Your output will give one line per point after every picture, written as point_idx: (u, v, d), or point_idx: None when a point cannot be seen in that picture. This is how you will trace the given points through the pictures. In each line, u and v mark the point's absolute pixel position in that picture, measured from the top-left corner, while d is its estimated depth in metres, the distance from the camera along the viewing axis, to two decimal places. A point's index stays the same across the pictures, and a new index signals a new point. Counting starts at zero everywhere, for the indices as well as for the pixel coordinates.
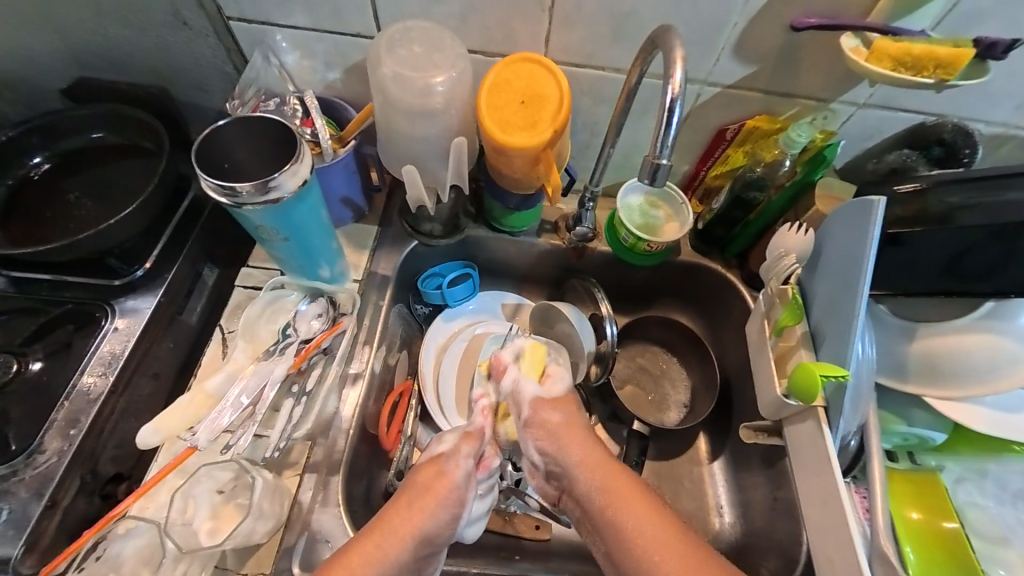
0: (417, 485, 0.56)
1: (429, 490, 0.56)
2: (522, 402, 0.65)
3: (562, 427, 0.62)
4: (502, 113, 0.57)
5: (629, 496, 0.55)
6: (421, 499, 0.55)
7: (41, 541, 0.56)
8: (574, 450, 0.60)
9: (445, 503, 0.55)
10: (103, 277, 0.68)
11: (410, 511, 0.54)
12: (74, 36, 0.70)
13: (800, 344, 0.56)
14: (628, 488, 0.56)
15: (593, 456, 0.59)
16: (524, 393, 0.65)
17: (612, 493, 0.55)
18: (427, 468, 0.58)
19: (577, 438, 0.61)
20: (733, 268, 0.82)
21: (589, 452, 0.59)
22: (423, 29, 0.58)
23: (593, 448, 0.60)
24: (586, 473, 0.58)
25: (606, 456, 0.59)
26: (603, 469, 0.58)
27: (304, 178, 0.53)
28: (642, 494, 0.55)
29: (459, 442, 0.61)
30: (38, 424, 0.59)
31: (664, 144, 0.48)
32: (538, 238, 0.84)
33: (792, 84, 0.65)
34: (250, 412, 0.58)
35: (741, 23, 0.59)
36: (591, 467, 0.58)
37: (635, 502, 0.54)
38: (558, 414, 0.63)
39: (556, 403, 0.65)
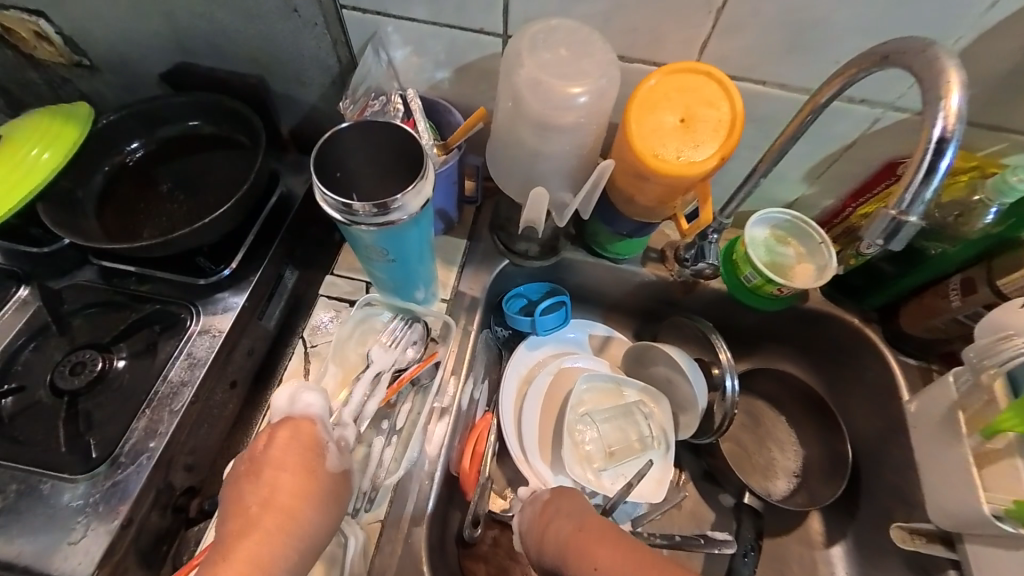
0: (287, 501, 0.45)
1: (302, 496, 0.45)
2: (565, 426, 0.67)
3: (539, 514, 0.55)
4: (655, 135, 0.48)
5: (595, 544, 0.48)
6: (295, 511, 0.44)
7: (116, 559, 0.52)
8: (551, 529, 0.52)
9: (326, 506, 0.46)
10: (191, 275, 0.65)
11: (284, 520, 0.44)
12: (181, 20, 0.66)
13: (1015, 452, 0.45)
14: (591, 537, 0.49)
15: (564, 531, 0.51)
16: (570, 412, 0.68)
17: (574, 545, 0.49)
18: (304, 464, 0.47)
19: (549, 507, 0.55)
20: (872, 324, 0.70)
21: (561, 525, 0.52)
22: (568, 29, 0.50)
23: (553, 511, 0.54)
24: (551, 538, 0.52)
25: (568, 504, 0.54)
26: (568, 529, 0.51)
27: (427, 198, 0.46)
28: (610, 541, 0.49)
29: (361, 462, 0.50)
30: (119, 430, 0.56)
31: (917, 197, 0.38)
32: (642, 267, 0.74)
33: (1009, 117, 0.53)
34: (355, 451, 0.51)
35: (969, 37, 0.47)
36: (566, 533, 0.51)
37: (598, 546, 0.48)
38: (536, 515, 0.55)
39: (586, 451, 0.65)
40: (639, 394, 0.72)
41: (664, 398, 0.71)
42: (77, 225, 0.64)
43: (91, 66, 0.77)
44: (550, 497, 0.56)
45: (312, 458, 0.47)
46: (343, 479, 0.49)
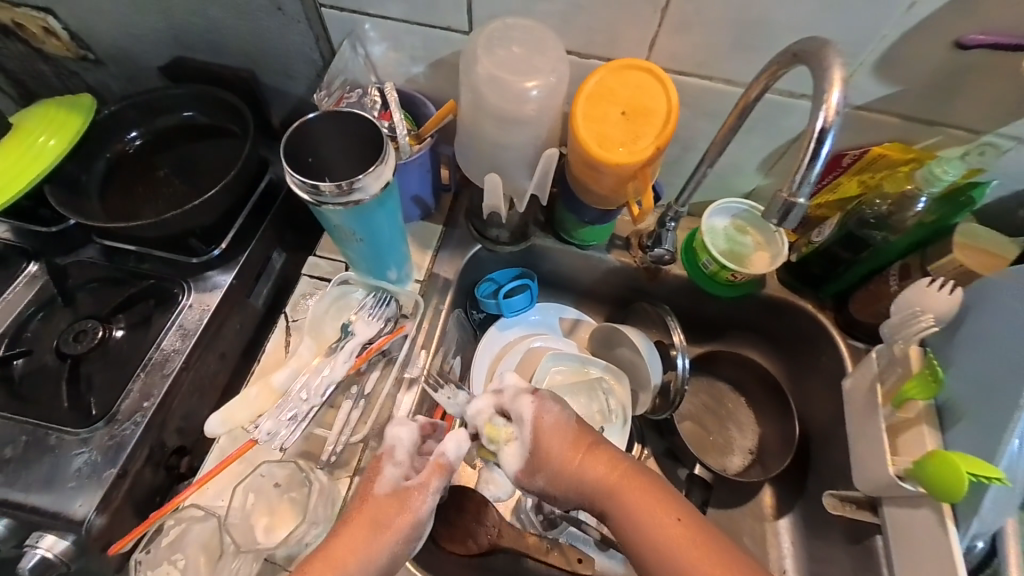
0: (375, 514, 0.51)
1: (384, 524, 0.50)
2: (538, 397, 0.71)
3: (570, 437, 0.57)
4: (602, 126, 0.52)
5: (637, 488, 0.54)
6: (376, 534, 0.50)
7: (111, 506, 0.58)
8: (580, 464, 0.56)
9: (404, 539, 0.50)
10: (184, 254, 0.70)
11: (360, 541, 0.50)
12: (178, 17, 0.71)
13: (924, 420, 0.49)
14: (638, 483, 0.54)
15: (603, 467, 0.56)
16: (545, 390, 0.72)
17: (619, 485, 0.55)
18: (388, 495, 0.52)
19: (582, 442, 0.57)
20: (826, 310, 0.72)
21: (597, 459, 0.56)
22: (524, 29, 0.54)
23: (587, 444, 0.57)
24: (593, 464, 0.56)
25: (604, 446, 0.58)
26: (608, 467, 0.56)
27: (387, 181, 0.51)
28: (654, 490, 0.54)
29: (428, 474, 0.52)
30: (116, 392, 0.62)
31: (805, 179, 0.41)
32: (608, 254, 0.78)
33: (943, 111, 0.55)
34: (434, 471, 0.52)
35: (892, 36, 0.50)
36: (604, 471, 0.55)
37: (642, 492, 0.54)
38: (555, 443, 0.56)
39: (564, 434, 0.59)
40: (604, 372, 0.75)
41: (625, 376, 0.74)
42: (80, 206, 0.70)
43: (97, 60, 0.83)
44: (577, 432, 0.58)
45: (394, 480, 0.52)
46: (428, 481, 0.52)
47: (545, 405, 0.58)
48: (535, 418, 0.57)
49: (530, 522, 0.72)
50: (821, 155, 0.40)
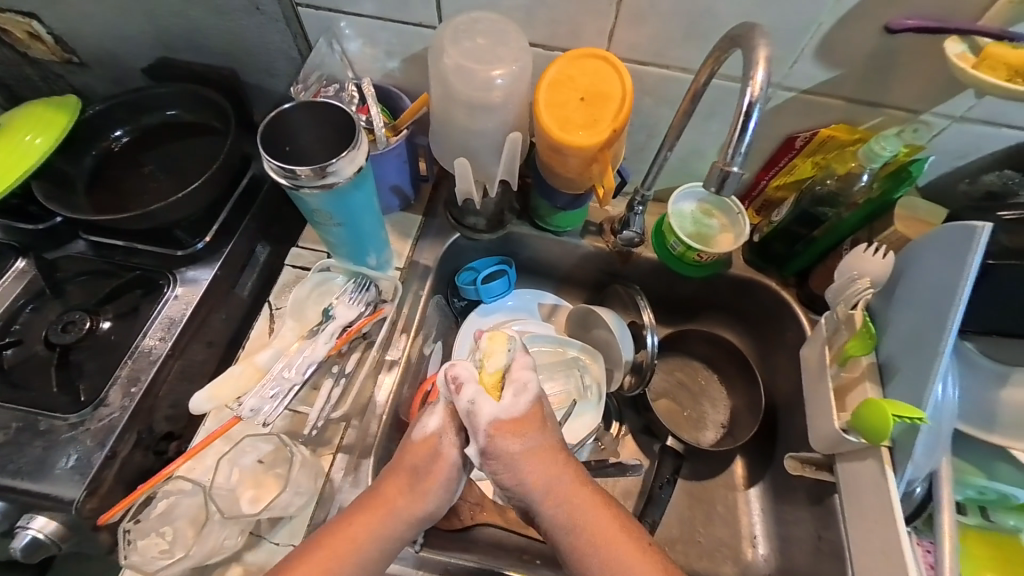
0: (412, 465, 0.54)
1: (429, 472, 0.54)
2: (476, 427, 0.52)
3: (525, 461, 0.53)
4: (562, 112, 0.57)
5: (610, 537, 0.52)
6: (425, 481, 0.53)
7: (102, 488, 0.60)
8: (557, 493, 0.53)
9: (447, 481, 0.54)
10: (169, 247, 0.73)
11: (409, 489, 0.53)
12: (160, 19, 0.74)
13: (866, 376, 0.54)
14: (612, 533, 0.52)
15: (572, 500, 0.53)
16: (481, 413, 0.52)
17: (594, 533, 0.52)
18: (419, 449, 0.54)
19: (561, 478, 0.54)
20: (790, 287, 0.76)
21: (562, 487, 0.54)
22: (488, 22, 0.58)
23: (567, 482, 0.54)
24: (556, 505, 0.53)
25: (572, 478, 0.54)
26: (586, 509, 0.53)
27: (360, 165, 0.54)
28: (621, 535, 0.52)
29: (446, 420, 0.55)
30: (105, 379, 0.64)
31: (737, 150, 0.46)
32: (582, 239, 0.80)
33: (880, 92, 0.60)
34: (450, 416, 0.55)
35: (828, 23, 0.54)
36: (576, 509, 0.53)
37: (617, 543, 0.51)
38: (519, 442, 0.52)
39: (521, 425, 0.53)
40: (580, 352, 0.78)
41: (600, 355, 0.78)
42: (68, 201, 0.72)
43: (82, 63, 0.85)
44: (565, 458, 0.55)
45: (445, 437, 0.55)
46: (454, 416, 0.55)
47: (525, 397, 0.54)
48: (490, 420, 0.52)
49: None
50: (750, 129, 0.45)
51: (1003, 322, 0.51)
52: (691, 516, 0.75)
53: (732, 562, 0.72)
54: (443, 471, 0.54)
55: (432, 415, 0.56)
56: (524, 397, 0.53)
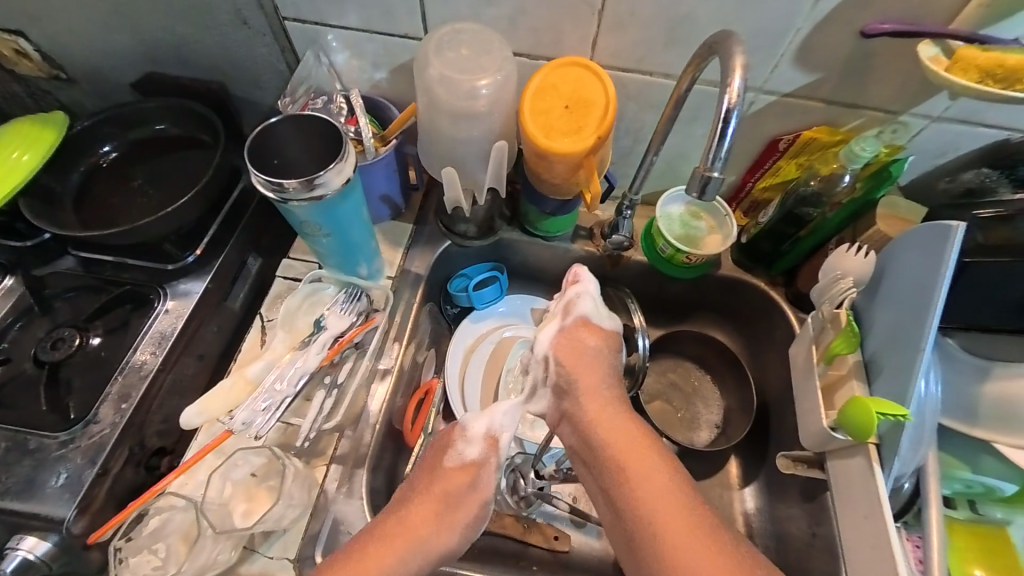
0: (447, 492, 0.59)
1: (460, 504, 0.59)
2: (573, 312, 0.67)
3: (587, 355, 0.64)
4: (546, 118, 0.57)
5: (636, 446, 0.56)
6: (453, 513, 0.58)
7: (93, 505, 0.60)
8: (599, 395, 0.61)
9: (475, 516, 0.59)
10: (159, 261, 0.73)
11: (434, 521, 0.57)
12: (147, 34, 0.74)
13: (853, 374, 0.54)
14: (639, 441, 0.56)
15: (603, 414, 0.60)
16: (579, 308, 0.67)
17: (618, 444, 0.56)
18: (457, 476, 0.60)
19: (607, 392, 0.62)
20: (778, 286, 0.76)
21: (598, 396, 0.61)
22: (471, 33, 0.59)
23: (608, 392, 0.62)
24: (592, 399, 0.61)
25: (618, 395, 0.62)
26: (622, 423, 0.58)
27: (348, 176, 0.55)
28: (650, 450, 0.55)
29: (488, 449, 0.63)
30: (95, 396, 0.64)
31: (717, 156, 0.46)
32: (572, 244, 0.81)
33: (859, 94, 0.61)
34: (491, 444, 0.63)
35: (805, 29, 0.55)
36: (604, 418, 0.59)
37: (645, 456, 0.55)
38: (594, 340, 0.66)
39: (600, 333, 0.67)
40: None
41: None
42: (55, 217, 0.72)
43: (69, 79, 0.85)
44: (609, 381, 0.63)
45: (480, 472, 0.61)
46: (486, 462, 0.62)
47: (591, 317, 0.67)
48: (582, 317, 0.67)
49: (506, 504, 0.71)
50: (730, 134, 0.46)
51: (982, 316, 0.52)
52: None
53: None
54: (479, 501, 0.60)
55: (474, 439, 0.63)
56: (611, 321, 0.69)
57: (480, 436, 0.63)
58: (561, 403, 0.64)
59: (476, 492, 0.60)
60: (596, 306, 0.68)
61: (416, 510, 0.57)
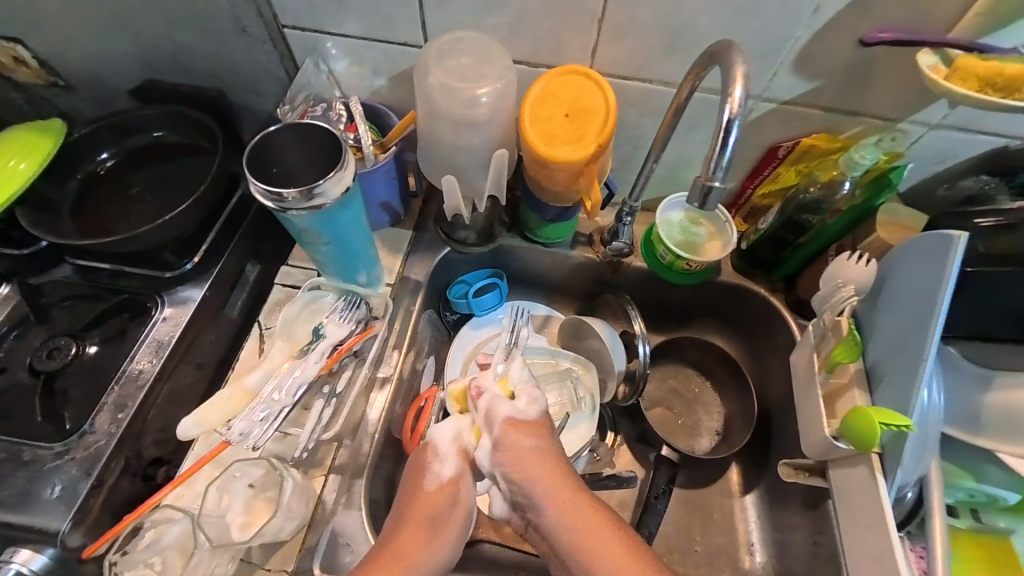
0: (430, 514, 0.56)
1: (446, 521, 0.57)
2: (495, 422, 0.58)
3: (530, 457, 0.57)
4: (546, 126, 0.57)
5: (602, 535, 0.54)
6: (443, 530, 0.56)
7: (88, 517, 0.59)
8: (530, 484, 0.56)
9: (460, 529, 0.58)
10: (157, 269, 0.72)
11: (422, 543, 0.55)
12: (146, 41, 0.74)
13: (854, 383, 0.54)
14: (605, 533, 0.54)
15: (572, 504, 0.55)
16: (499, 412, 0.59)
17: (586, 537, 0.54)
18: (437, 497, 0.57)
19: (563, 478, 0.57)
20: (778, 292, 0.77)
21: (554, 488, 0.56)
22: (471, 41, 0.59)
23: (563, 479, 0.57)
24: (557, 508, 0.55)
25: (572, 480, 0.57)
26: (567, 496, 0.56)
27: (348, 185, 0.54)
28: (635, 551, 0.53)
29: (461, 462, 0.59)
30: (91, 406, 0.63)
31: (719, 165, 0.46)
32: (572, 250, 0.81)
33: (859, 101, 0.61)
34: (464, 456, 0.59)
35: (805, 37, 0.55)
36: (573, 515, 0.55)
37: (604, 541, 0.53)
38: (534, 439, 0.58)
39: (532, 427, 0.59)
40: (573, 363, 0.78)
41: (593, 365, 0.77)
42: (52, 225, 0.71)
43: (67, 85, 0.85)
44: (555, 457, 0.58)
45: (457, 486, 0.58)
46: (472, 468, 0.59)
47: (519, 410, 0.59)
48: (507, 420, 0.59)
49: None
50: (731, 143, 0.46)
51: (983, 325, 0.52)
52: (689, 524, 0.74)
53: (730, 570, 0.72)
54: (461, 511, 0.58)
55: (447, 457, 0.59)
56: (537, 405, 0.60)
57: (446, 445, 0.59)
58: (522, 514, 0.58)
59: (460, 509, 0.58)
60: (515, 401, 0.60)
61: (407, 536, 0.55)
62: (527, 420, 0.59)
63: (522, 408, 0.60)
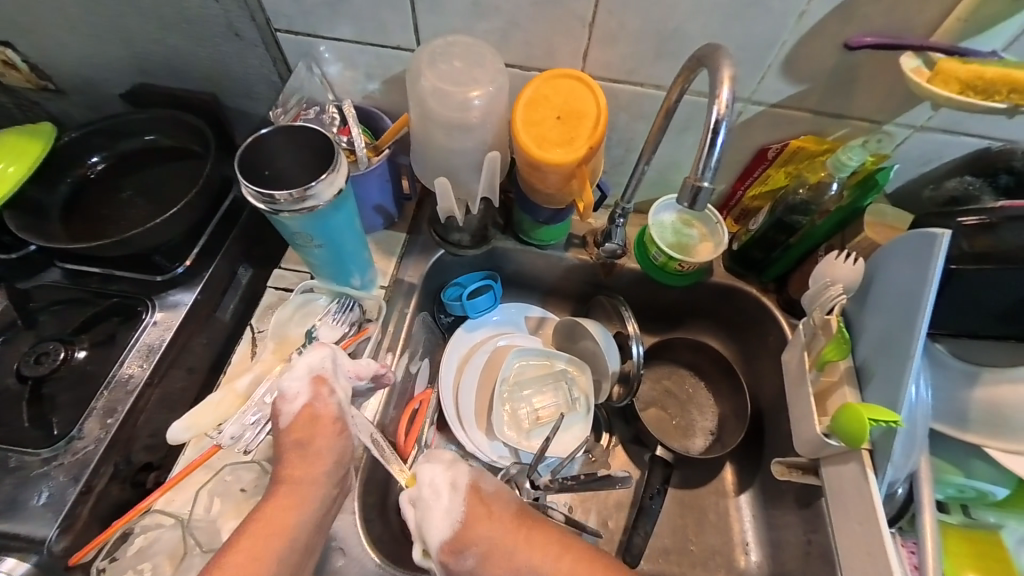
0: (296, 441, 0.54)
1: (314, 438, 0.55)
2: (431, 546, 0.54)
3: (485, 558, 0.53)
4: (539, 130, 0.58)
5: None
6: (312, 446, 0.54)
7: (76, 524, 0.58)
8: (518, 565, 0.53)
9: (324, 495, 0.54)
10: (149, 273, 0.72)
11: (280, 509, 0.51)
12: (137, 45, 0.74)
13: (845, 380, 0.55)
14: (592, 573, 0.54)
15: (541, 560, 0.54)
16: (430, 537, 0.54)
17: None
18: (300, 422, 0.55)
19: (540, 535, 0.55)
20: (769, 293, 0.77)
21: (530, 556, 0.54)
22: (464, 45, 0.60)
23: (536, 544, 0.55)
24: None
25: (541, 535, 0.55)
26: (549, 559, 0.54)
27: (340, 187, 0.55)
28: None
29: (313, 385, 0.56)
30: (80, 411, 0.63)
31: (707, 166, 0.47)
32: (566, 252, 0.81)
33: (845, 105, 0.62)
34: (319, 384, 0.56)
35: (791, 42, 0.56)
36: (548, 561, 0.54)
37: None
38: (481, 527, 0.54)
39: (467, 522, 0.54)
40: (567, 364, 0.78)
41: (587, 367, 0.78)
42: (41, 230, 0.71)
43: (57, 90, 0.84)
44: (516, 513, 0.56)
45: (330, 436, 0.55)
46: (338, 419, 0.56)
47: (438, 499, 0.55)
48: (442, 541, 0.54)
49: None
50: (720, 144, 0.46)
51: (972, 323, 0.53)
52: (683, 524, 0.75)
53: (725, 569, 0.72)
54: (325, 466, 0.54)
55: (298, 392, 0.56)
56: (454, 472, 0.57)
57: (306, 400, 0.56)
58: None
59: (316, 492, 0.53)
60: (435, 502, 0.55)
61: (270, 511, 0.51)
62: (461, 522, 0.54)
63: (443, 521, 0.54)
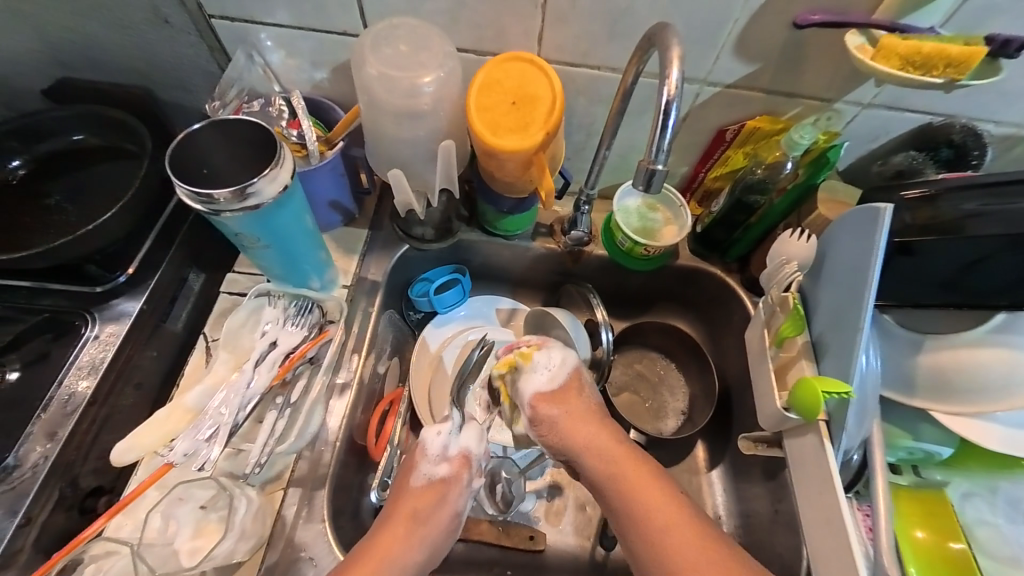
0: (415, 509, 0.56)
1: (430, 511, 0.56)
2: (523, 396, 0.65)
3: (563, 418, 0.62)
4: (492, 115, 0.56)
5: (641, 478, 0.57)
6: (427, 517, 0.56)
7: (19, 558, 0.55)
8: (578, 438, 0.61)
9: (445, 529, 0.57)
10: (86, 284, 0.66)
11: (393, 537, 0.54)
12: (52, 35, 0.67)
13: (802, 355, 0.57)
14: (631, 464, 0.58)
15: (599, 441, 0.60)
16: (525, 389, 0.65)
17: (617, 468, 0.58)
18: (423, 493, 0.57)
19: (619, 450, 0.59)
20: (733, 273, 0.79)
21: (599, 443, 0.60)
22: (410, 28, 0.57)
23: (611, 444, 0.60)
24: (592, 455, 0.60)
25: (615, 441, 0.61)
26: (611, 449, 0.60)
27: (284, 184, 0.51)
28: (652, 479, 0.57)
29: (456, 466, 0.60)
30: (15, 437, 0.58)
31: (660, 148, 0.47)
32: (532, 242, 0.80)
33: (796, 84, 0.63)
34: (462, 465, 0.60)
35: (741, 20, 0.56)
36: (593, 440, 0.61)
37: (650, 486, 0.56)
38: (560, 407, 0.63)
39: (559, 395, 0.64)
40: None
41: None
42: None
43: None
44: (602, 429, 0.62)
45: (455, 496, 0.58)
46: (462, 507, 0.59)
47: (581, 397, 0.64)
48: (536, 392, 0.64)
49: (484, 509, 0.70)
50: (670, 125, 0.46)
51: (917, 293, 0.55)
52: None
53: None
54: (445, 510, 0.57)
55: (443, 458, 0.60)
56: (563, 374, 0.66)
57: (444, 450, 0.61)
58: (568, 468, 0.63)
59: (425, 534, 0.55)
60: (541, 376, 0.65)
61: (401, 514, 0.56)
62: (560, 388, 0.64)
63: (545, 382, 0.65)
